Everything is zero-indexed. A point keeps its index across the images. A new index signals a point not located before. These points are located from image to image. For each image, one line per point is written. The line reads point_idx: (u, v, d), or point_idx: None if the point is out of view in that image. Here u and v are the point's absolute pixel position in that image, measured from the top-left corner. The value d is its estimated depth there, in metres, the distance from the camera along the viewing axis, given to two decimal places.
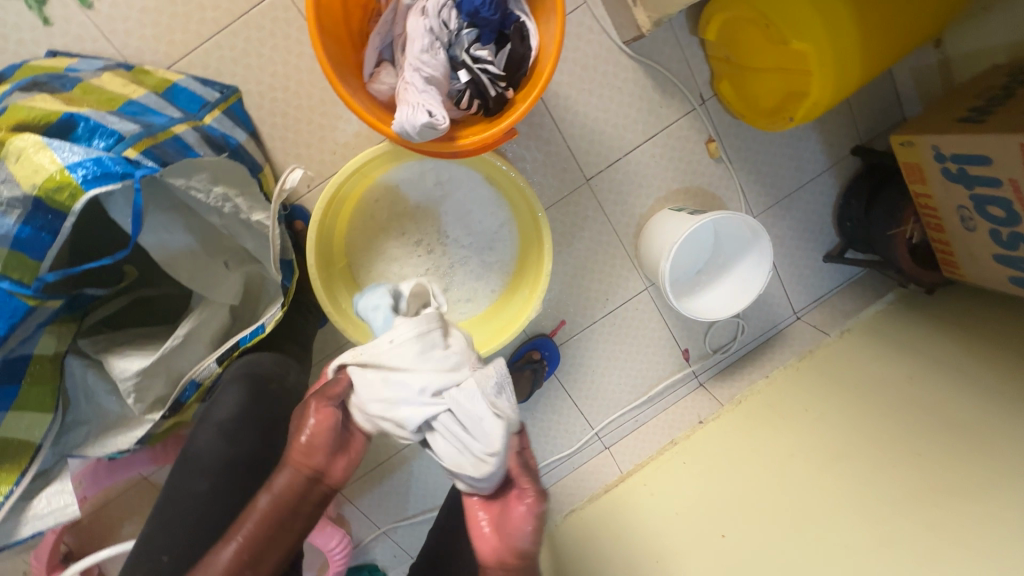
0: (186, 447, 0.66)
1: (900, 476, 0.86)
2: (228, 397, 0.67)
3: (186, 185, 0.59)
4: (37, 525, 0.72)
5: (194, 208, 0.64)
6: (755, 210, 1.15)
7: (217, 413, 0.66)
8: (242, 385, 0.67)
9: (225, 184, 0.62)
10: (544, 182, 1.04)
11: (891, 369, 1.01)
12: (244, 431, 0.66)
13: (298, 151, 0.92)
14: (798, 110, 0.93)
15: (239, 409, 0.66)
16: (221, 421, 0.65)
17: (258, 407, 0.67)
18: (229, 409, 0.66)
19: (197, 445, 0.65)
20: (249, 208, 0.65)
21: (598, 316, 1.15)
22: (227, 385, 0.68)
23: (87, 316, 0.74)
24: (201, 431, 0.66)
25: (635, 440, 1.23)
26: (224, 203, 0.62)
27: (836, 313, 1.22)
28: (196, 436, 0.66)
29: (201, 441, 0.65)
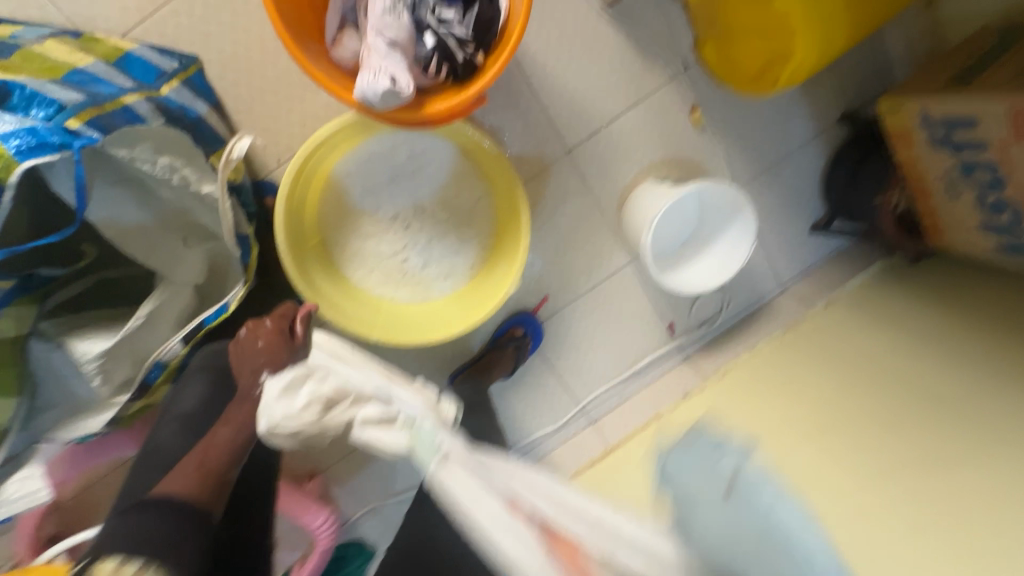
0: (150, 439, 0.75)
1: (882, 446, 0.86)
2: (191, 389, 0.75)
3: (130, 156, 0.56)
4: (10, 509, 0.73)
5: (146, 180, 0.61)
6: (740, 181, 1.12)
7: (181, 405, 0.75)
8: (202, 378, 0.76)
9: (170, 154, 0.59)
10: (523, 154, 1.01)
11: (874, 340, 1.01)
12: (206, 420, 0.74)
13: (265, 124, 0.88)
14: (782, 74, 0.88)
15: (200, 399, 0.75)
16: (187, 412, 0.75)
17: (219, 395, 0.76)
18: (194, 402, 0.75)
19: (159, 439, 0.74)
20: (198, 180, 0.62)
21: (581, 291, 1.14)
22: (190, 376, 0.76)
23: (46, 299, 0.70)
24: (164, 421, 0.75)
25: (621, 415, 1.23)
26: (171, 173, 0.59)
27: (822, 284, 1.21)
28: (160, 427, 0.75)
29: (164, 434, 0.74)
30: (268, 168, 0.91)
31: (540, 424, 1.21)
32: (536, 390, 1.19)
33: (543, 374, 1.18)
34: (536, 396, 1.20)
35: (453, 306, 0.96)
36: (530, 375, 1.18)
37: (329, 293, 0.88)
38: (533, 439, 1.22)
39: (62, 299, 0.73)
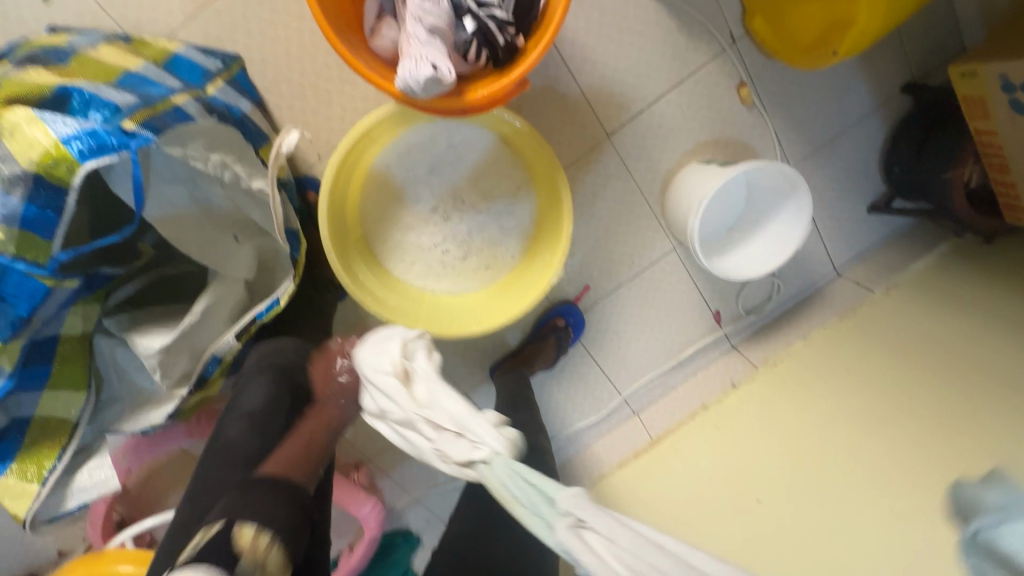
0: (214, 439, 0.63)
1: (957, 441, 0.80)
2: (253, 390, 0.65)
3: (185, 155, 0.59)
4: (82, 497, 0.75)
5: (198, 179, 0.62)
6: (791, 160, 1.06)
7: (245, 405, 0.64)
8: (271, 377, 0.66)
9: (222, 150, 0.61)
10: (562, 140, 0.98)
11: (943, 326, 0.94)
12: (275, 421, 0.63)
13: (306, 120, 0.89)
14: (844, 41, 0.82)
15: (263, 400, 0.64)
16: (251, 412, 0.63)
17: (289, 398, 0.65)
18: (257, 402, 0.64)
19: (228, 436, 0.62)
20: (249, 175, 0.64)
21: (624, 280, 1.11)
22: (256, 375, 0.67)
23: (109, 296, 0.74)
24: (230, 420, 0.63)
25: (665, 405, 1.20)
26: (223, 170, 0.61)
27: (881, 268, 1.14)
28: (224, 428, 0.63)
29: (233, 429, 0.62)
30: (310, 164, 0.92)
31: (582, 414, 1.20)
32: (577, 381, 1.18)
33: (585, 364, 1.17)
34: (578, 386, 1.18)
35: (494, 298, 0.95)
36: (571, 365, 1.17)
37: (372, 286, 0.89)
38: (575, 430, 1.20)
39: (123, 296, 0.76)
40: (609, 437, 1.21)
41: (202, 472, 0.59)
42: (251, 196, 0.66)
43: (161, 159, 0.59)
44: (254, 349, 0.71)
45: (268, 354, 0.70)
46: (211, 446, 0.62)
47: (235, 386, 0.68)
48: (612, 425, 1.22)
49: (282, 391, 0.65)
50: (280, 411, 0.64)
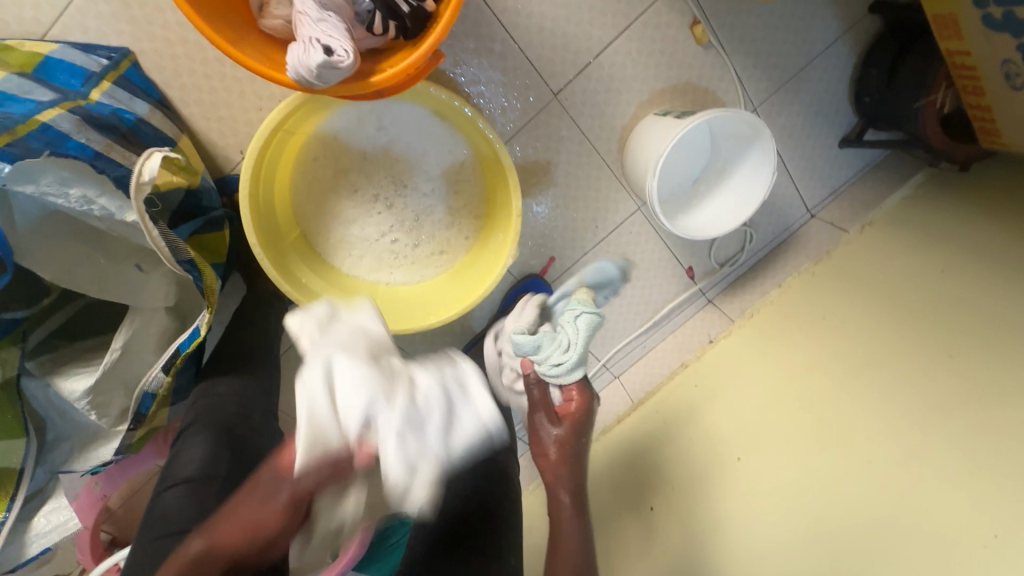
0: (151, 509, 0.61)
1: (934, 384, 0.77)
2: (194, 450, 0.64)
3: (39, 191, 0.54)
4: (42, 542, 0.73)
5: (74, 213, 0.59)
6: (756, 101, 0.99)
7: (180, 470, 0.62)
8: (207, 434, 0.65)
9: (82, 184, 0.56)
10: (507, 106, 0.90)
11: (918, 263, 0.91)
12: (216, 480, 0.62)
13: (219, 114, 0.80)
14: None
15: (205, 458, 0.63)
16: (189, 476, 0.61)
17: (229, 451, 0.65)
18: (195, 464, 0.63)
19: (165, 504, 0.60)
20: (118, 208, 0.58)
21: (589, 247, 1.06)
22: (192, 435, 0.65)
23: (28, 336, 0.68)
24: (167, 489, 0.61)
25: (644, 367, 1.19)
26: (87, 206, 0.56)
27: (856, 205, 1.09)
28: (161, 496, 0.61)
29: (169, 499, 0.60)
30: (234, 163, 0.84)
31: None
32: None
33: None
34: None
35: (452, 285, 0.89)
36: None
37: (318, 290, 0.83)
38: None
39: (44, 333, 0.70)
40: None
41: (141, 549, 0.56)
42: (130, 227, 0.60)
43: (22, 197, 0.55)
44: (191, 407, 0.69)
45: (205, 409, 0.68)
46: (147, 516, 0.60)
47: (172, 449, 0.66)
48: (594, 393, 1.21)
49: (222, 444, 0.64)
50: (219, 475, 0.62)
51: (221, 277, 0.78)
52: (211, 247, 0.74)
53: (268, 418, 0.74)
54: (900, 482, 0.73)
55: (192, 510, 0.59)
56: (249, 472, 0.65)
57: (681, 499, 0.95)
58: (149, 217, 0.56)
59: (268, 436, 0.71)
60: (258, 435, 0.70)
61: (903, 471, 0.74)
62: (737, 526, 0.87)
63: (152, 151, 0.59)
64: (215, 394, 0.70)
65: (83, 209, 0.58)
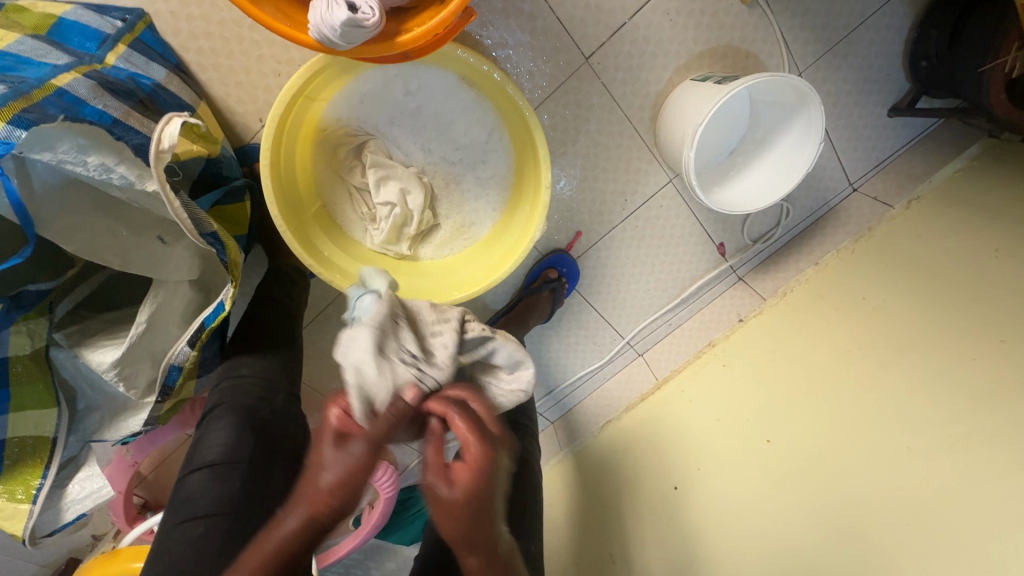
0: (176, 492, 0.61)
1: (984, 369, 0.73)
2: (217, 434, 0.63)
3: (56, 160, 0.52)
4: (78, 508, 0.76)
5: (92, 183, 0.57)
6: (801, 66, 0.93)
7: (204, 454, 0.62)
8: (232, 417, 0.64)
9: (100, 151, 0.54)
10: (535, 70, 0.85)
11: (966, 241, 0.86)
12: (238, 465, 0.61)
13: (237, 80, 0.77)
14: None
15: (228, 443, 0.62)
16: (212, 460, 0.61)
17: (253, 434, 0.64)
18: (219, 448, 0.62)
19: (189, 488, 0.60)
20: (138, 176, 0.56)
21: (617, 221, 1.02)
22: (216, 419, 0.64)
23: (55, 308, 0.68)
24: (192, 471, 0.61)
25: (670, 345, 1.17)
26: (106, 174, 0.55)
27: (902, 179, 1.03)
28: (185, 479, 0.61)
29: (192, 482, 0.60)
30: (254, 132, 0.82)
31: (585, 361, 1.18)
32: (577, 329, 1.14)
33: (582, 312, 1.12)
34: (578, 334, 1.15)
35: (476, 259, 0.87)
36: (568, 315, 1.12)
37: (340, 263, 0.81)
38: (579, 377, 1.19)
39: (70, 305, 0.70)
40: (613, 381, 1.21)
41: (167, 531, 0.58)
42: (151, 197, 0.59)
43: (40, 165, 0.53)
44: (216, 388, 0.68)
45: (228, 392, 0.67)
46: (175, 497, 0.61)
47: (196, 431, 0.66)
48: (616, 369, 1.20)
49: (246, 429, 0.63)
50: (243, 459, 0.62)
51: (243, 249, 0.76)
52: (232, 219, 0.72)
53: (293, 400, 0.73)
54: (939, 472, 0.71)
55: (215, 495, 0.59)
56: (272, 457, 0.65)
57: (705, 480, 0.94)
58: (170, 186, 0.54)
59: (292, 420, 0.70)
60: (282, 418, 0.69)
61: (943, 460, 0.71)
62: (761, 510, 0.85)
63: (172, 116, 0.57)
64: (239, 375, 0.69)
65: (102, 177, 0.56)
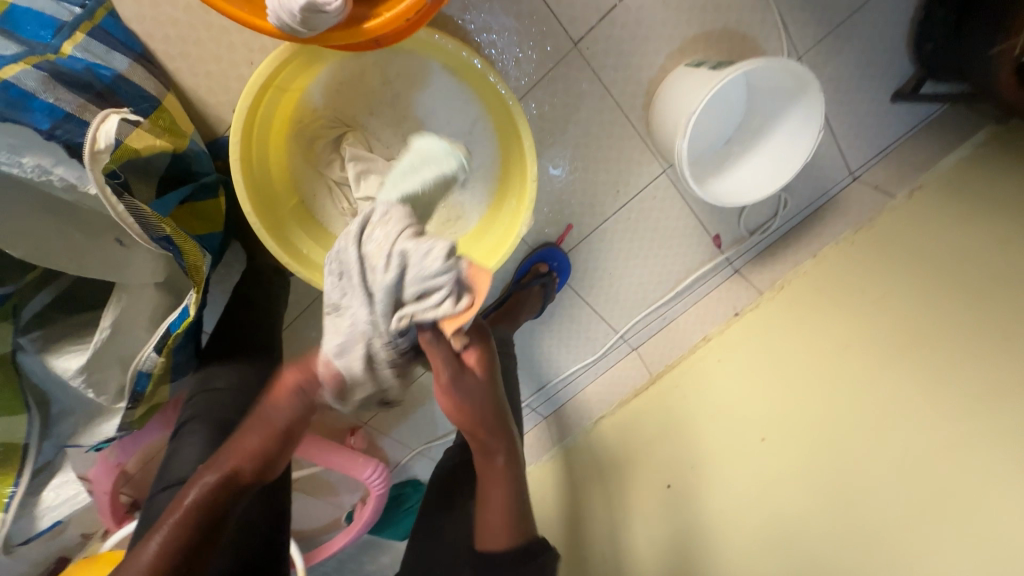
0: (147, 513, 0.59)
1: (986, 368, 0.70)
2: (191, 449, 0.62)
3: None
4: (55, 514, 0.74)
5: (31, 185, 0.55)
6: (800, 49, 0.89)
7: (176, 471, 0.61)
8: (205, 433, 0.63)
9: (36, 152, 0.51)
10: (521, 56, 0.81)
11: (968, 233, 0.83)
12: None
13: (207, 69, 0.74)
14: None
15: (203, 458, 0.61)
16: (184, 477, 0.60)
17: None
18: (192, 464, 0.61)
19: (161, 505, 0.59)
20: (79, 179, 0.54)
21: (609, 213, 0.99)
22: (190, 433, 0.63)
23: (21, 311, 0.65)
24: (162, 490, 0.60)
25: (664, 339, 1.15)
26: (45, 175, 0.52)
27: (905, 167, 1.00)
28: (157, 496, 0.60)
29: (165, 500, 0.59)
30: (227, 123, 0.79)
31: (578, 356, 1.15)
32: (569, 324, 1.11)
33: (574, 307, 1.09)
34: (570, 328, 1.12)
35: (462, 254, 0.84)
36: (560, 310, 1.09)
37: (319, 260, 0.77)
38: (572, 372, 1.17)
39: (37, 307, 0.66)
40: (607, 376, 1.18)
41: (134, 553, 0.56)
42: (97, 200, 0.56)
43: None
44: (189, 403, 0.66)
45: (203, 404, 0.65)
46: (146, 516, 0.59)
47: (169, 445, 0.64)
48: (610, 363, 1.18)
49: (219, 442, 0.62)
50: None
51: (218, 248, 0.74)
52: (203, 216, 0.69)
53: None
54: (936, 473, 0.69)
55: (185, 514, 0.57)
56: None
57: (700, 479, 0.92)
58: (111, 189, 0.52)
59: None
60: None
61: (941, 462, 0.69)
62: (754, 509, 0.84)
63: (110, 113, 0.55)
64: (214, 388, 0.67)
65: (42, 180, 0.53)
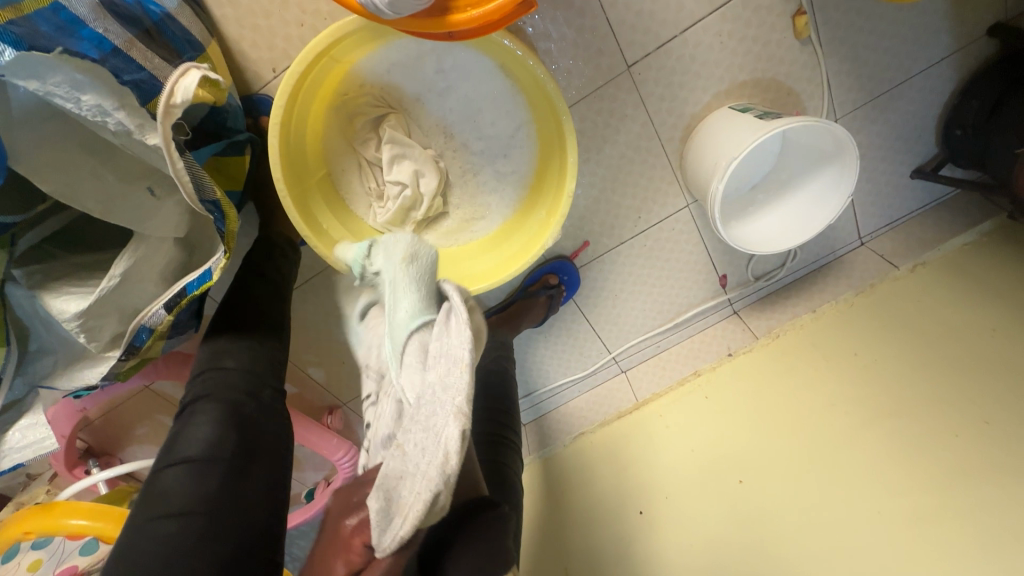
0: (144, 489, 0.53)
1: (963, 449, 0.74)
2: (199, 427, 0.56)
3: (45, 91, 0.46)
4: (16, 457, 0.70)
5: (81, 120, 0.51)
6: (838, 112, 0.91)
7: (183, 448, 0.55)
8: (216, 411, 0.58)
9: (97, 91, 0.48)
10: (573, 69, 0.81)
11: (964, 316, 0.86)
12: (221, 465, 0.55)
13: (254, 22, 0.71)
14: None
15: (213, 437, 0.56)
16: (191, 454, 0.54)
17: (239, 432, 0.58)
18: (201, 443, 0.55)
19: (162, 484, 0.52)
20: (138, 126, 0.51)
21: (626, 237, 0.99)
22: (200, 411, 0.58)
23: (18, 240, 0.61)
24: (166, 468, 0.54)
25: (655, 367, 1.17)
26: (101, 117, 0.49)
27: (912, 242, 1.03)
28: (158, 474, 0.53)
29: (167, 478, 0.53)
30: (264, 81, 0.76)
31: (568, 370, 1.16)
32: (566, 337, 1.12)
33: (575, 322, 1.10)
34: (566, 342, 1.13)
35: (480, 255, 0.83)
36: (560, 322, 1.10)
37: (337, 238, 0.76)
38: (559, 384, 1.18)
39: (35, 240, 0.62)
40: (593, 393, 1.20)
41: (132, 531, 0.49)
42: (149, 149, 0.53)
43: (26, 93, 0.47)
44: (197, 379, 0.62)
45: (212, 381, 0.61)
46: (143, 494, 0.53)
47: (172, 426, 0.59)
48: (598, 381, 1.19)
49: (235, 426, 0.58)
50: (225, 456, 0.55)
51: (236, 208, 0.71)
52: (229, 174, 0.67)
53: (277, 397, 0.67)
54: (902, 542, 0.72)
55: (193, 491, 0.52)
56: (256, 460, 0.58)
57: (671, 509, 0.94)
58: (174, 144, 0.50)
59: (277, 420, 0.64)
60: (267, 415, 0.63)
61: (910, 532, 0.72)
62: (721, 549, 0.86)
63: (190, 67, 0.53)
64: (222, 367, 0.63)
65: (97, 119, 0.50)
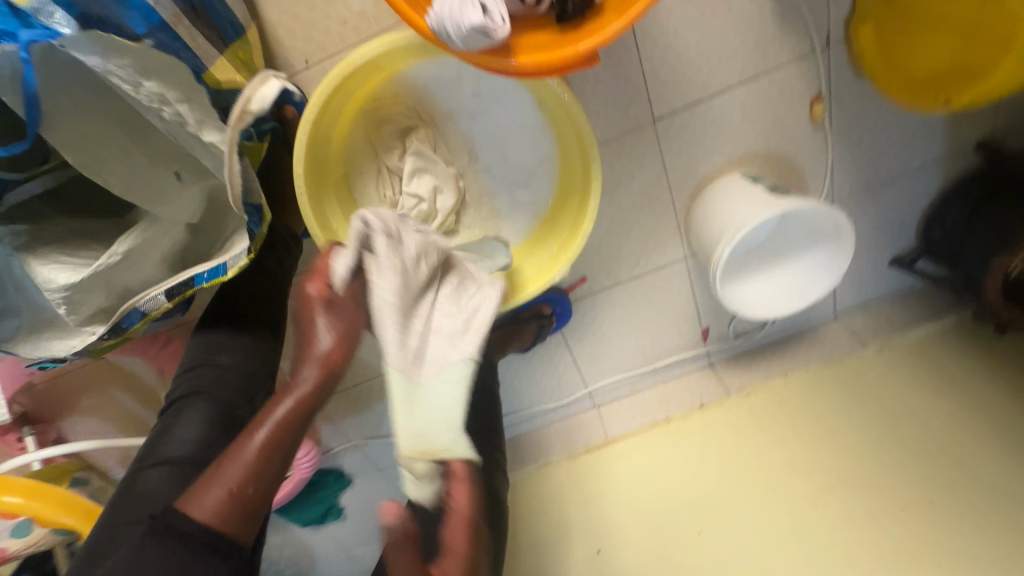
0: (127, 486, 0.59)
1: (903, 525, 0.87)
2: (186, 426, 0.62)
3: (104, 69, 0.46)
4: None
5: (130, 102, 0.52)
6: (835, 194, 0.97)
7: (169, 447, 0.61)
8: (204, 411, 0.64)
9: (162, 81, 0.49)
10: (602, 112, 0.83)
11: (920, 403, 0.96)
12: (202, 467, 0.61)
13: (297, 12, 0.69)
14: (965, 94, 0.78)
15: (199, 436, 0.62)
16: (176, 456, 0.60)
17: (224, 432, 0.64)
18: (187, 443, 0.62)
19: (144, 483, 0.59)
20: (196, 121, 0.52)
21: (622, 279, 1.01)
22: (189, 410, 0.64)
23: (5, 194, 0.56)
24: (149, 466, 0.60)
25: (629, 406, 1.18)
26: (160, 106, 0.50)
27: (882, 323, 1.09)
28: (142, 473, 0.60)
29: (151, 477, 0.59)
30: (294, 70, 0.74)
31: (542, 399, 1.15)
32: (546, 367, 1.12)
33: (558, 353, 1.10)
34: (546, 371, 1.13)
35: None
36: (544, 352, 1.10)
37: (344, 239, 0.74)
38: (532, 412, 1.16)
39: (24, 196, 0.58)
40: (566, 426, 1.17)
41: (112, 529, 0.56)
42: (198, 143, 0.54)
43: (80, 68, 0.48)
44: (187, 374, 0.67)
45: (205, 377, 0.66)
46: (125, 489, 0.59)
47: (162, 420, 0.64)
48: (570, 413, 1.17)
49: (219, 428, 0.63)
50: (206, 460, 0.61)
51: None
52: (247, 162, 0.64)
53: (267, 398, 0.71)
54: None
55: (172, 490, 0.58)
56: None
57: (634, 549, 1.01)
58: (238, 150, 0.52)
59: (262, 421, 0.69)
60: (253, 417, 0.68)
61: None
62: None
63: (271, 75, 0.56)
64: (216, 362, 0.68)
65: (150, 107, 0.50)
